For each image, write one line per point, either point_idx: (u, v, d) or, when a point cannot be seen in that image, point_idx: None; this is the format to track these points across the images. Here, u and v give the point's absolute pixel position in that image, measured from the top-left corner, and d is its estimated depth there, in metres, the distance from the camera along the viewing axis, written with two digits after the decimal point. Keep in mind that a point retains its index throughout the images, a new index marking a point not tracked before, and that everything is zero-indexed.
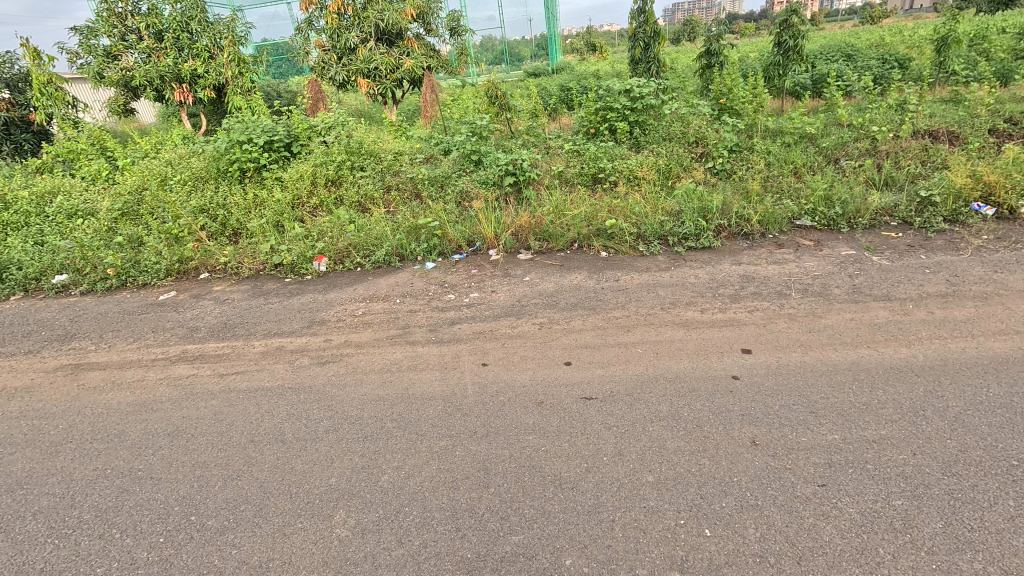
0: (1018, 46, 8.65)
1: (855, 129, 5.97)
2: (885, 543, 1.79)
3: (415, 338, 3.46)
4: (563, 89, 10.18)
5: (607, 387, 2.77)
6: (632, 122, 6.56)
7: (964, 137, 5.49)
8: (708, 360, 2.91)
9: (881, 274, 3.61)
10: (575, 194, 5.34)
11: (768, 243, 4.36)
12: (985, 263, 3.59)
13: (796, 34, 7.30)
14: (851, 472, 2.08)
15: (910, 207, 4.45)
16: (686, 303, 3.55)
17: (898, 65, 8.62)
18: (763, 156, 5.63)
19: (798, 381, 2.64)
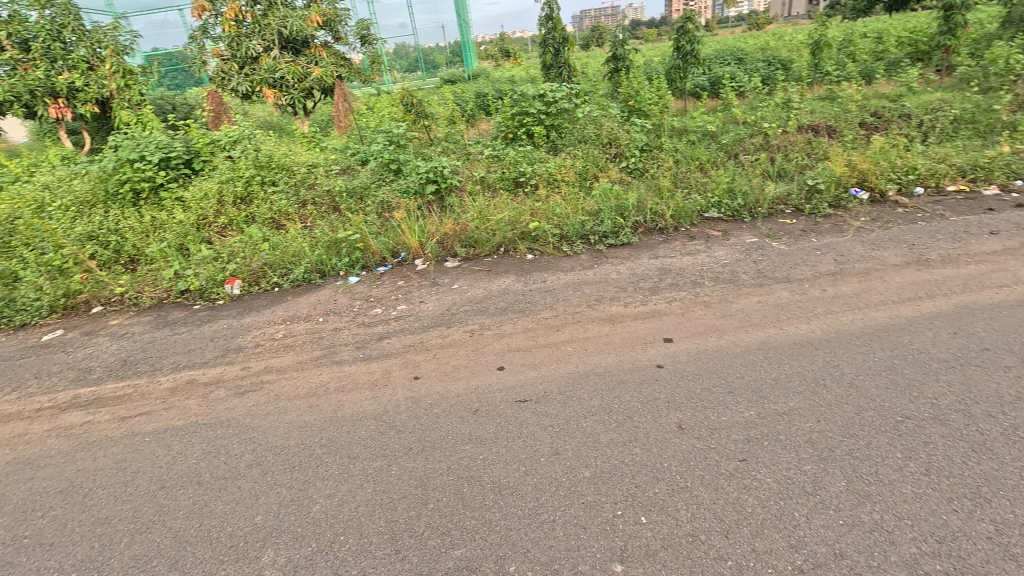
0: (877, 48, 9.78)
1: (749, 126, 6.47)
2: (800, 507, 1.94)
3: (341, 358, 3.32)
4: (479, 95, 10.24)
5: (541, 389, 2.80)
6: (548, 126, 6.74)
7: (840, 130, 6.11)
8: (634, 352, 3.02)
9: (780, 258, 3.94)
10: (498, 199, 5.38)
11: (681, 236, 4.61)
12: (865, 242, 4.01)
13: (693, 39, 7.81)
14: (766, 444, 2.24)
15: (801, 195, 4.88)
16: (610, 299, 3.67)
17: (781, 67, 9.46)
18: (672, 154, 5.96)
19: (716, 365, 2.80)
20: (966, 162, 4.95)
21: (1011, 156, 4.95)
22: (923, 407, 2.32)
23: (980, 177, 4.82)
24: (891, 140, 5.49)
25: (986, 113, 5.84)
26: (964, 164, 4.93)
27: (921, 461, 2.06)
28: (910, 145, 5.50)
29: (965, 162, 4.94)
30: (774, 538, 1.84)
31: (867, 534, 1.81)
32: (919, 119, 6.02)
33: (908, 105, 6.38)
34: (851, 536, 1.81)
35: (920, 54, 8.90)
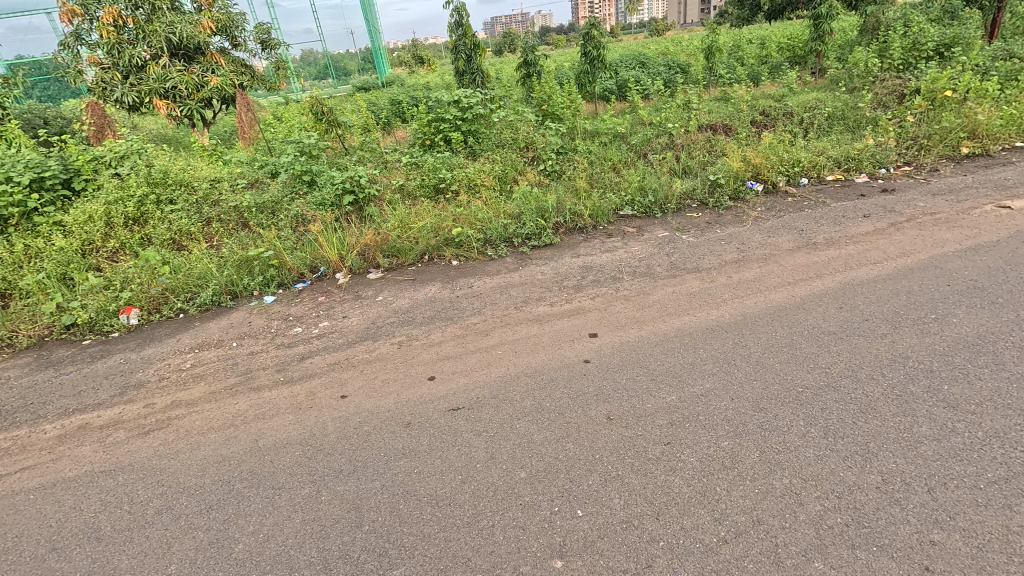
0: (762, 52, 10.72)
1: (655, 126, 6.86)
2: (721, 481, 2.08)
3: (260, 383, 3.12)
4: (393, 102, 10.05)
5: (473, 395, 2.79)
6: (465, 132, 6.75)
7: (734, 128, 6.63)
8: (562, 350, 3.09)
9: (691, 249, 4.19)
10: (419, 206, 5.30)
11: (600, 234, 4.78)
12: (762, 230, 4.37)
13: (598, 45, 8.14)
14: (688, 426, 2.37)
15: (705, 189, 5.23)
16: (536, 299, 3.73)
17: (681, 71, 10.10)
18: (586, 156, 6.17)
19: (639, 355, 2.93)
20: (841, 154, 5.53)
21: (876, 148, 5.60)
22: (818, 377, 2.56)
23: (852, 167, 5.42)
24: (778, 136, 6.02)
25: (854, 110, 6.57)
26: (839, 156, 5.51)
27: (820, 426, 2.27)
28: (794, 140, 6.06)
29: (840, 154, 5.52)
30: (700, 513, 1.95)
31: (779, 499, 1.96)
32: (800, 116, 6.67)
33: (790, 104, 7.04)
34: (765, 502, 1.96)
35: (797, 58, 9.86)
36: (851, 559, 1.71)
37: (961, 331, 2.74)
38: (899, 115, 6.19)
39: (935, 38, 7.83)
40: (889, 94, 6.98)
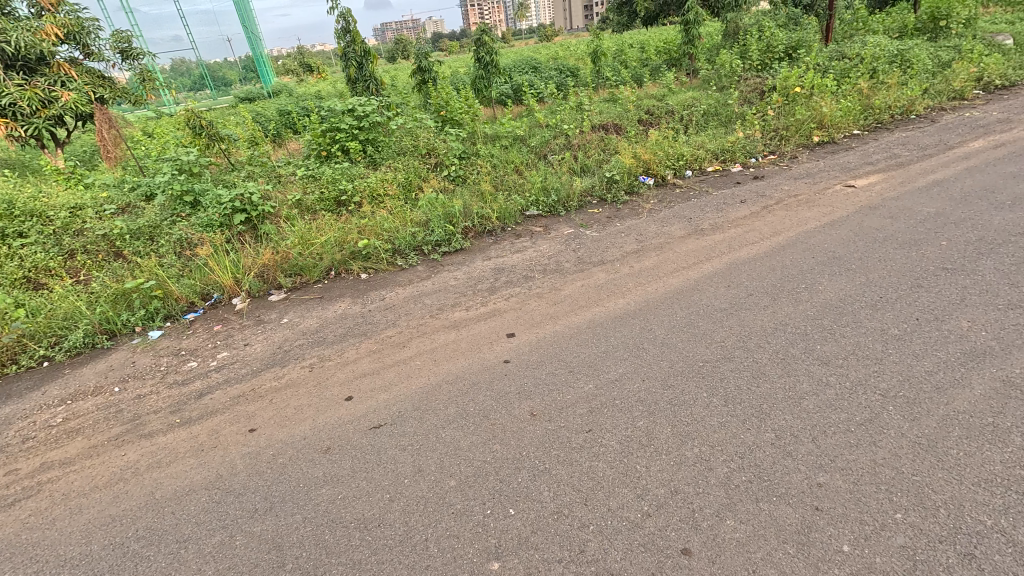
0: (642, 56, 11.51)
1: (552, 128, 7.11)
2: (640, 459, 2.20)
3: (151, 429, 2.80)
4: (281, 113, 9.49)
5: (394, 410, 2.71)
6: (363, 141, 6.56)
7: (624, 127, 7.06)
8: (481, 353, 3.10)
9: (595, 244, 4.40)
10: (320, 220, 5.06)
11: (509, 235, 4.86)
12: (656, 221, 4.69)
13: (490, 51, 8.28)
14: (606, 412, 2.49)
15: (603, 186, 5.51)
16: (451, 306, 3.71)
17: (571, 74, 10.55)
18: (489, 160, 6.25)
19: (556, 350, 3.02)
20: (717, 147, 6.09)
21: (745, 139, 6.23)
22: (715, 350, 2.80)
23: (728, 158, 5.98)
24: (663, 133, 6.49)
25: (724, 107, 7.26)
26: (716, 149, 6.05)
27: (721, 395, 2.48)
28: (677, 136, 6.58)
29: (717, 147, 6.07)
30: (624, 492, 2.05)
31: (691, 468, 2.11)
32: (680, 114, 7.24)
33: (670, 103, 7.63)
34: (680, 472, 2.10)
35: (673, 61, 10.69)
36: (756, 511, 1.89)
37: (826, 296, 3.13)
38: (762, 110, 6.93)
39: (783, 41, 8.88)
40: (752, 91, 7.79)
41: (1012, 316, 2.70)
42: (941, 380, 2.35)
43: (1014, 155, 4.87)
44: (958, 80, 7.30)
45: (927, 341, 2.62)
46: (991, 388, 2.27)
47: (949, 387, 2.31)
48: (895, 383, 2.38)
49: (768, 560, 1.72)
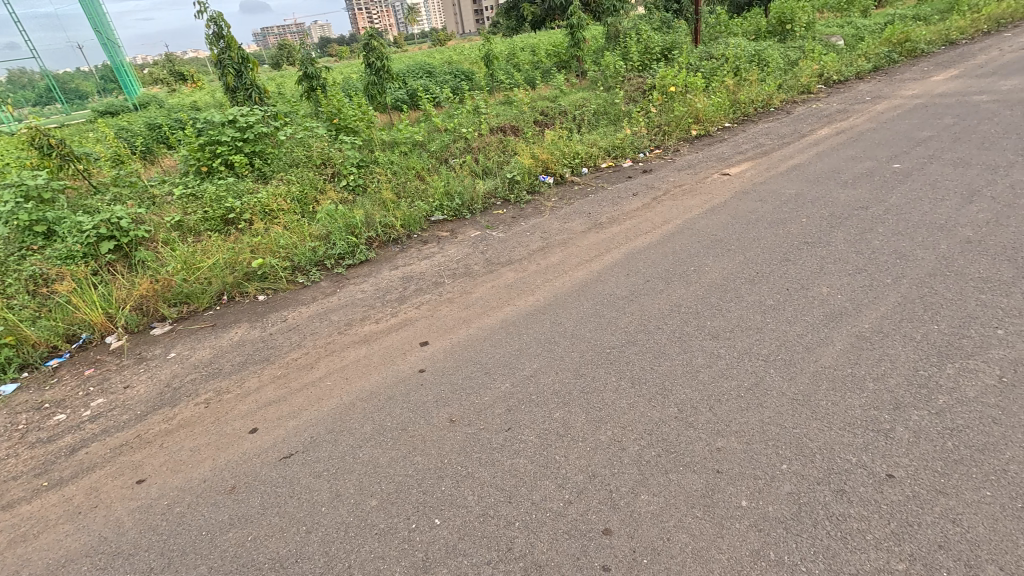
0: (534, 58, 11.83)
1: (451, 132, 7.10)
2: (559, 449, 2.26)
3: (12, 499, 2.41)
4: (150, 126, 8.59)
5: (305, 436, 2.56)
6: (249, 154, 6.12)
7: (521, 128, 7.22)
8: (395, 365, 3.03)
9: (502, 244, 4.46)
10: (206, 242, 4.65)
11: (415, 242, 4.78)
12: (559, 218, 4.85)
13: (381, 56, 8.09)
14: (524, 408, 2.53)
15: (505, 187, 5.60)
16: (360, 320, 3.58)
17: (466, 78, 10.61)
18: (389, 167, 6.09)
19: (471, 353, 3.02)
20: (609, 144, 6.42)
21: (633, 136, 6.64)
22: (620, 336, 2.96)
23: (619, 154, 6.34)
24: (558, 133, 6.73)
25: (612, 106, 7.68)
26: (608, 146, 6.39)
27: (628, 378, 2.62)
28: (571, 135, 6.85)
29: (608, 144, 6.41)
30: (546, 484, 2.10)
31: (606, 451, 2.21)
32: (573, 114, 7.55)
33: (563, 104, 7.93)
34: (596, 456, 2.19)
35: (563, 63, 11.12)
36: (666, 482, 2.02)
37: (713, 276, 3.42)
38: (646, 108, 7.42)
39: (659, 44, 9.59)
40: (636, 90, 8.32)
41: (860, 279, 3.12)
42: (810, 341, 2.67)
43: (852, 140, 5.64)
44: (805, 76, 8.31)
45: (797, 308, 2.95)
46: (848, 343, 2.61)
47: (816, 346, 2.63)
48: (774, 348, 2.66)
49: (680, 526, 1.85)
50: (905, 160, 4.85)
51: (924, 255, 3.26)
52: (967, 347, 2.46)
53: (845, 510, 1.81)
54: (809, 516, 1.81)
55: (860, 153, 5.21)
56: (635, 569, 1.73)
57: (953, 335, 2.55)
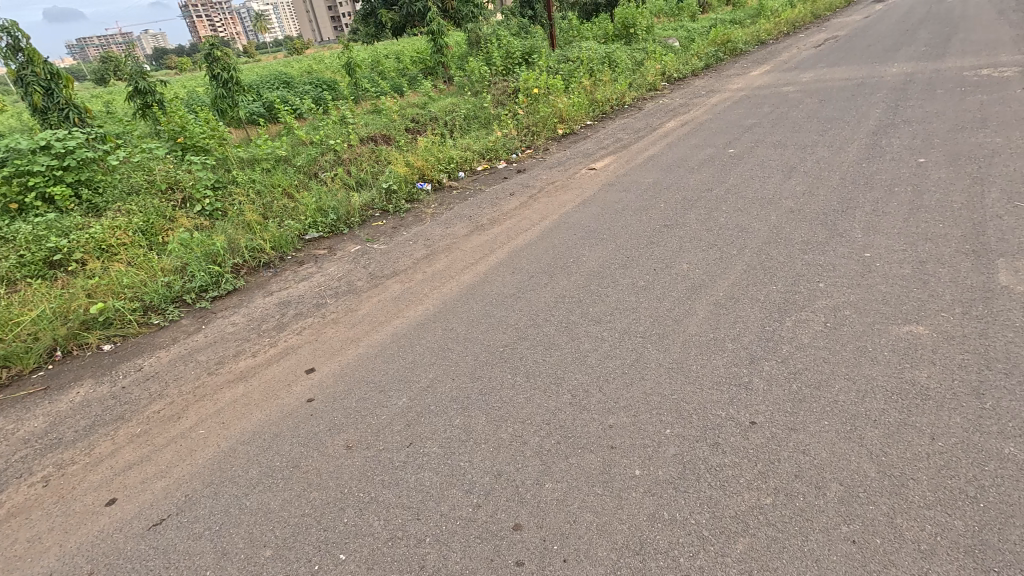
0: (399, 65, 11.66)
1: (317, 145, 6.75)
2: (463, 455, 2.25)
3: None
4: None
5: (180, 494, 2.27)
6: (73, 184, 5.28)
7: (392, 136, 7.06)
8: (279, 399, 2.80)
9: (385, 256, 4.32)
10: (27, 291, 3.93)
11: (290, 264, 4.45)
12: (440, 224, 4.83)
13: (227, 66, 7.42)
14: (424, 421, 2.47)
15: (382, 198, 5.44)
16: (233, 356, 3.25)
17: (328, 87, 10.12)
18: (250, 187, 5.61)
19: (362, 373, 2.89)
20: (482, 148, 6.53)
21: (504, 138, 6.82)
22: (512, 333, 3.02)
23: (493, 156, 6.46)
24: (431, 139, 6.69)
25: (481, 110, 7.82)
26: (481, 149, 6.49)
27: (523, 372, 2.68)
28: (444, 140, 6.85)
29: (481, 148, 6.51)
30: (454, 493, 2.08)
31: (509, 448, 2.24)
32: (443, 120, 7.56)
33: (432, 110, 7.90)
34: (500, 455, 2.21)
35: (429, 70, 11.09)
36: (567, 467, 2.10)
37: (591, 265, 3.63)
38: (513, 110, 7.67)
39: (519, 49, 9.96)
40: (502, 94, 8.56)
41: (712, 253, 3.50)
42: (678, 313, 2.94)
43: (694, 131, 6.32)
44: (650, 75, 9.15)
45: (664, 285, 3.24)
46: (709, 311, 2.92)
47: (683, 317, 2.90)
48: (649, 324, 2.89)
49: (584, 506, 1.93)
50: (737, 145, 5.54)
51: (760, 226, 3.75)
52: (799, 301, 2.87)
53: (721, 460, 2.02)
54: (693, 472, 1.99)
55: (701, 141, 5.86)
56: (548, 557, 1.78)
57: (788, 292, 2.96)
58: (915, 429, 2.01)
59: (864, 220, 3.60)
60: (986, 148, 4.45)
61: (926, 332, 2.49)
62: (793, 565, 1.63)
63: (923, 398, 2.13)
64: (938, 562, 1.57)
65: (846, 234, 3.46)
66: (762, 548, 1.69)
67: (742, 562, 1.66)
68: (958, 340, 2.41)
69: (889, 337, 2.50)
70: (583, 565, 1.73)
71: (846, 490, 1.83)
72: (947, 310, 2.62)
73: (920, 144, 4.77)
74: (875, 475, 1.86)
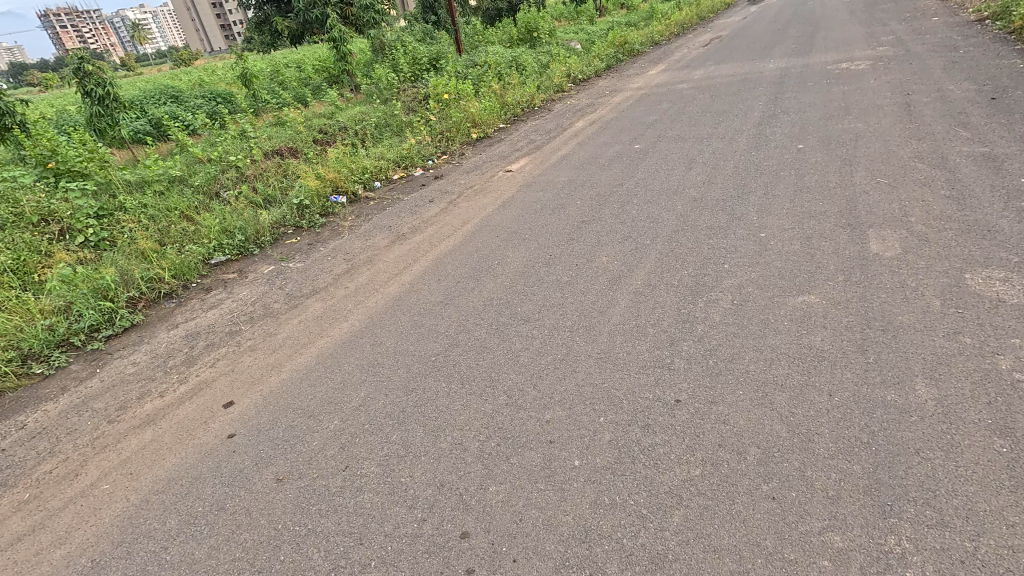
0: (300, 74, 11.17)
1: (216, 163, 6.29)
2: (404, 471, 2.19)
3: None
4: None
5: (85, 561, 2.03)
6: None
7: (300, 149, 6.74)
8: (195, 439, 2.58)
9: (302, 275, 4.12)
10: None
11: (195, 292, 4.11)
12: (359, 236, 4.68)
13: (102, 82, 6.73)
14: (359, 441, 2.38)
15: (293, 214, 5.17)
16: (136, 399, 2.95)
17: (224, 100, 9.48)
18: (142, 212, 5.13)
19: (288, 400, 2.73)
20: (396, 156, 6.41)
21: (418, 145, 6.74)
22: (443, 341, 2.99)
23: (408, 164, 6.36)
24: (341, 149, 6.46)
25: (392, 117, 7.67)
26: (395, 158, 6.37)
27: (457, 379, 2.66)
28: (356, 150, 6.65)
29: (396, 156, 6.39)
30: (397, 511, 2.02)
31: (450, 458, 2.22)
32: (353, 129, 7.34)
33: (340, 120, 7.64)
34: (441, 466, 2.18)
35: (334, 78, 10.72)
36: (510, 467, 2.12)
37: (515, 265, 3.69)
38: (425, 116, 7.60)
39: (426, 54, 9.88)
40: (412, 101, 8.45)
41: (628, 245, 3.67)
42: (601, 305, 3.06)
43: (602, 129, 6.60)
44: (556, 77, 9.44)
45: (587, 279, 3.35)
46: (629, 300, 3.06)
47: (607, 308, 3.02)
48: (576, 318, 2.98)
49: (529, 504, 1.95)
50: (642, 141, 5.85)
51: (669, 215, 3.99)
52: (709, 282, 3.09)
53: (653, 440, 2.13)
54: (628, 455, 2.08)
55: (609, 139, 6.13)
56: (498, 559, 1.78)
57: (698, 276, 3.17)
58: (815, 388, 2.22)
59: (758, 204, 3.93)
60: (851, 132, 5.02)
61: (817, 301, 2.77)
62: (724, 529, 1.75)
63: (819, 359, 2.37)
64: (843, 505, 1.75)
65: (743, 218, 3.77)
66: (696, 517, 1.80)
67: (680, 534, 1.76)
68: (843, 304, 2.70)
69: (787, 308, 2.75)
70: (533, 562, 1.75)
71: (763, 452, 1.99)
72: (832, 279, 2.92)
73: (798, 132, 5.29)
74: (785, 435, 2.04)
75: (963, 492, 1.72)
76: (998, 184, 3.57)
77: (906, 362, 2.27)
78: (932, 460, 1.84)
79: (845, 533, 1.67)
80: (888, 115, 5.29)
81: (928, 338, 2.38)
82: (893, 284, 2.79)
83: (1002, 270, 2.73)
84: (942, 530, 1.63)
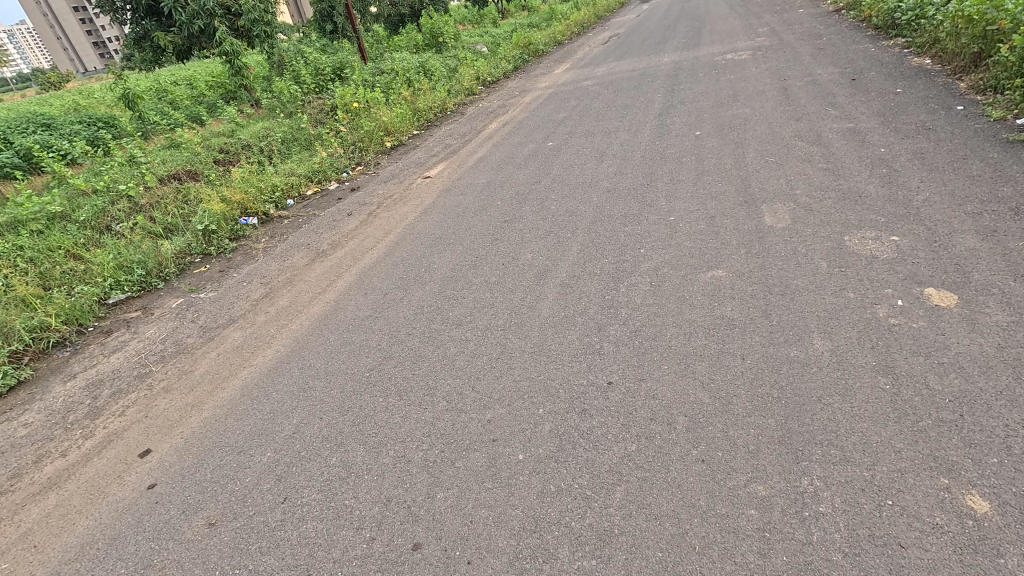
0: (193, 92, 10.47)
1: (103, 194, 5.75)
2: (346, 493, 2.13)
3: None
4: None
5: None
6: None
7: (200, 172, 6.29)
8: (109, 496, 2.35)
9: (215, 304, 3.87)
10: None
11: (93, 336, 3.74)
12: (275, 257, 4.47)
13: None
14: (299, 469, 2.29)
15: (199, 241, 4.82)
16: (33, 464, 2.64)
17: (104, 124, 8.63)
18: (17, 255, 4.57)
19: (212, 439, 2.56)
20: (308, 171, 6.16)
21: (330, 158, 6.53)
22: (377, 355, 2.93)
23: (321, 178, 6.15)
24: (246, 168, 6.13)
25: (299, 131, 7.37)
26: (307, 172, 6.12)
27: (394, 392, 2.62)
28: (263, 168, 6.32)
29: (307, 171, 6.14)
30: (345, 534, 1.96)
31: (394, 474, 2.17)
32: (258, 146, 6.97)
33: (243, 137, 7.23)
34: (385, 482, 2.14)
35: (231, 94, 10.16)
36: (455, 472, 2.12)
37: (442, 270, 3.68)
38: (334, 128, 7.37)
39: (328, 64, 9.57)
40: (319, 113, 8.15)
41: (550, 239, 3.78)
42: (530, 300, 3.13)
43: (515, 130, 6.71)
44: (466, 80, 9.47)
45: (513, 276, 3.41)
46: (557, 292, 3.15)
47: (536, 303, 3.09)
48: (507, 316, 3.03)
49: (479, 505, 1.97)
50: (554, 138, 6.02)
51: (586, 208, 4.15)
52: (629, 267, 3.25)
53: (591, 424, 2.21)
54: (569, 441, 2.15)
55: (523, 138, 6.25)
56: (452, 564, 1.78)
57: (618, 262, 3.32)
58: (730, 353, 2.41)
59: (667, 189, 4.18)
60: (740, 117, 5.46)
61: (725, 274, 2.99)
62: (663, 496, 1.86)
63: (731, 327, 2.57)
64: (763, 457, 1.92)
65: (654, 204, 3.99)
66: (636, 489, 1.90)
67: (623, 508, 1.84)
68: (747, 275, 2.94)
69: (699, 284, 2.95)
70: (487, 561, 1.77)
71: (690, 420, 2.13)
72: (736, 253, 3.17)
73: (695, 120, 5.67)
74: (709, 400, 2.20)
75: (859, 429, 1.94)
76: (864, 155, 4.03)
77: (803, 321, 2.52)
78: (831, 405, 2.06)
79: (767, 482, 1.83)
80: (769, 100, 5.80)
81: (820, 297, 2.65)
82: (787, 252, 3.08)
83: (873, 229, 3.09)
84: (845, 465, 1.83)
